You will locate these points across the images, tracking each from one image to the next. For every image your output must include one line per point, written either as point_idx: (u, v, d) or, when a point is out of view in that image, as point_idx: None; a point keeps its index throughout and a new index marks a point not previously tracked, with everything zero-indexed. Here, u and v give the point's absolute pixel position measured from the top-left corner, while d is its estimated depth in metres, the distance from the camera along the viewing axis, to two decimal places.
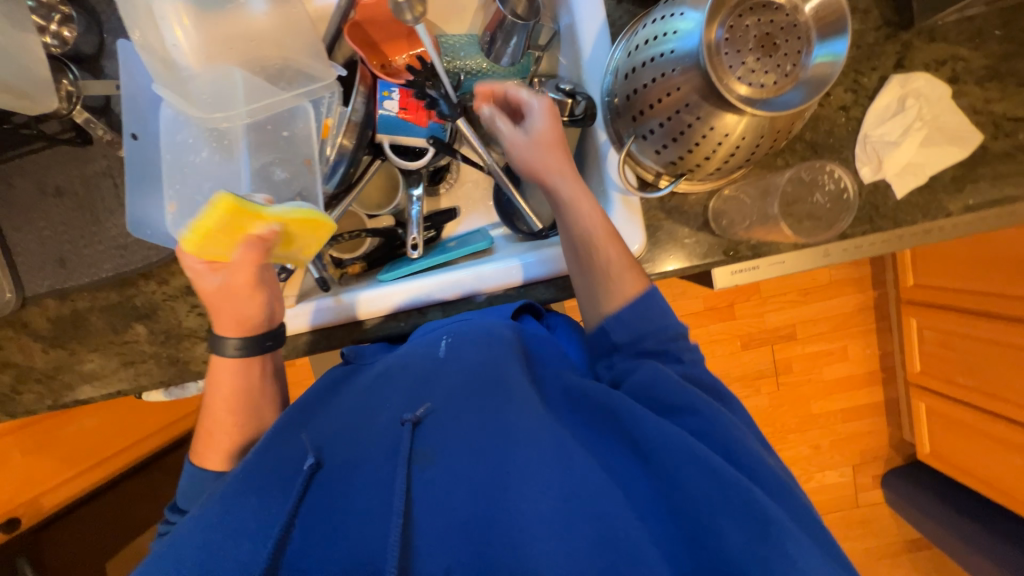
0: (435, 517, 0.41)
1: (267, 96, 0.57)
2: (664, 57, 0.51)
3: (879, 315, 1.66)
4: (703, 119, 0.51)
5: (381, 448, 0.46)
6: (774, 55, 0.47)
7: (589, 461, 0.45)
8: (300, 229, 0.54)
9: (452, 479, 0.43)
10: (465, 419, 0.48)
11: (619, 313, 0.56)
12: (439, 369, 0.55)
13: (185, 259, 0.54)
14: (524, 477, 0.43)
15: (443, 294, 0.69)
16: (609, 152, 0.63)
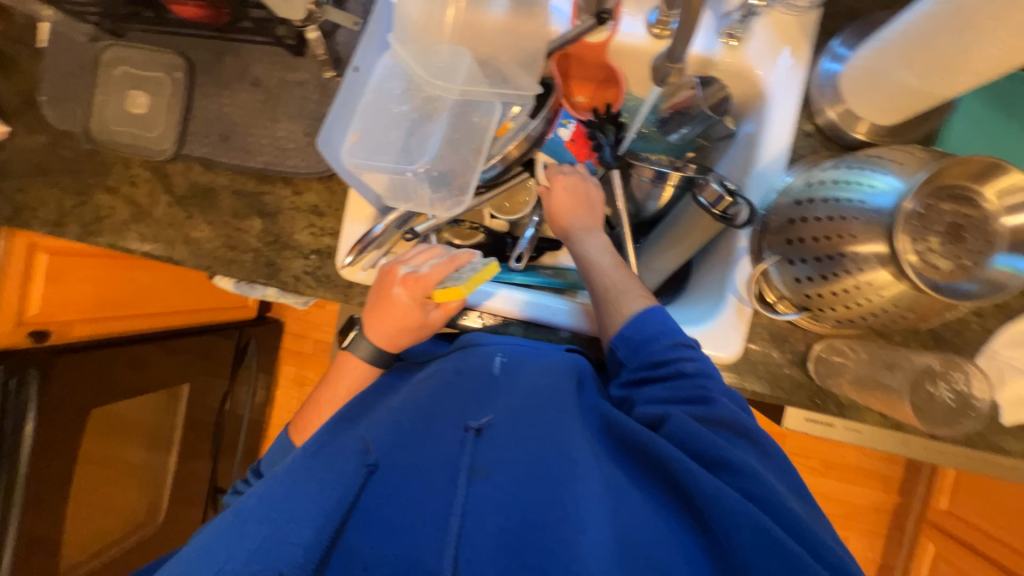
0: (489, 525, 0.46)
1: (478, 85, 0.62)
2: (848, 203, 0.52)
3: (894, 523, 1.57)
4: (862, 273, 0.52)
5: (443, 457, 0.52)
6: (958, 245, 0.48)
7: (637, 504, 0.46)
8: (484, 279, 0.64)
9: (506, 500, 0.47)
10: (523, 446, 0.51)
11: (623, 336, 0.56)
12: (500, 396, 0.57)
13: (404, 290, 0.62)
14: (576, 511, 0.45)
15: (524, 313, 0.70)
16: (742, 259, 0.65)
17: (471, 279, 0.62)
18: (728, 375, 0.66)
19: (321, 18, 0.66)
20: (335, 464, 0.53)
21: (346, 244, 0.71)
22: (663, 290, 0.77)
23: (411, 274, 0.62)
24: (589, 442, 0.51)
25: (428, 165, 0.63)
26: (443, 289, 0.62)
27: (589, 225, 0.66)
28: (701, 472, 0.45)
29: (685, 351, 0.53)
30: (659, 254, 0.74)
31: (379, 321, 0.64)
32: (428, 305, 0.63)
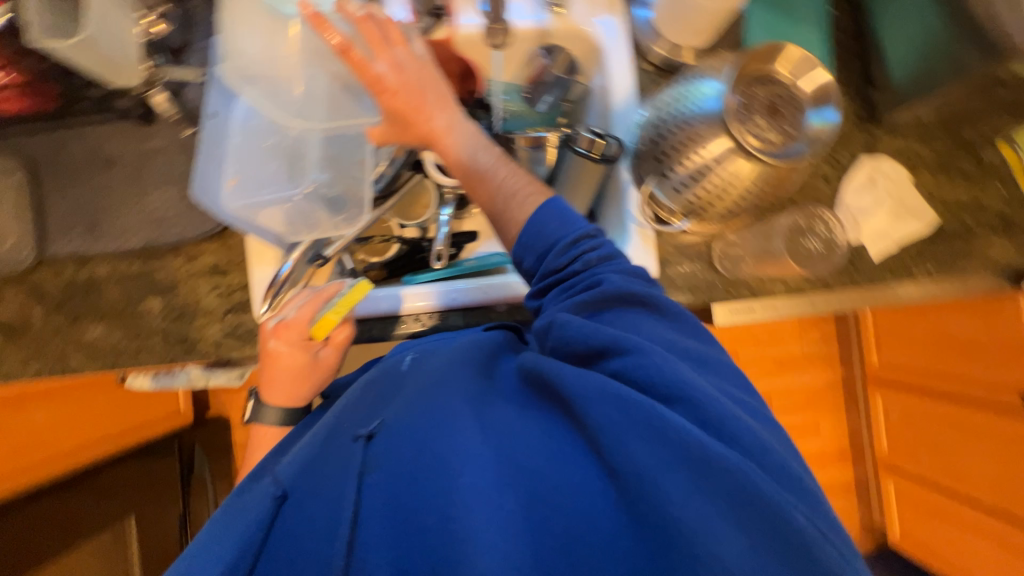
0: (384, 515, 0.44)
1: (343, 101, 0.65)
2: (689, 110, 0.61)
3: (847, 392, 1.77)
4: (720, 164, 0.60)
5: (338, 467, 0.49)
6: (778, 118, 0.58)
7: (524, 427, 0.46)
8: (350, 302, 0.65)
9: (399, 482, 0.45)
10: (414, 421, 0.49)
11: (521, 242, 0.54)
12: (400, 389, 0.56)
13: (281, 340, 0.65)
14: (460, 458, 0.44)
15: (454, 302, 0.72)
16: (629, 189, 0.73)
17: (338, 305, 0.64)
18: None
19: (162, 78, 0.67)
20: (239, 517, 0.49)
21: (260, 291, 0.68)
22: None
23: (281, 323, 0.65)
24: (473, 391, 0.51)
25: (316, 184, 0.64)
26: (315, 324, 0.63)
27: (455, 117, 0.61)
28: (568, 369, 0.46)
29: (580, 245, 0.52)
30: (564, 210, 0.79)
31: (278, 382, 0.68)
32: (311, 346, 0.67)
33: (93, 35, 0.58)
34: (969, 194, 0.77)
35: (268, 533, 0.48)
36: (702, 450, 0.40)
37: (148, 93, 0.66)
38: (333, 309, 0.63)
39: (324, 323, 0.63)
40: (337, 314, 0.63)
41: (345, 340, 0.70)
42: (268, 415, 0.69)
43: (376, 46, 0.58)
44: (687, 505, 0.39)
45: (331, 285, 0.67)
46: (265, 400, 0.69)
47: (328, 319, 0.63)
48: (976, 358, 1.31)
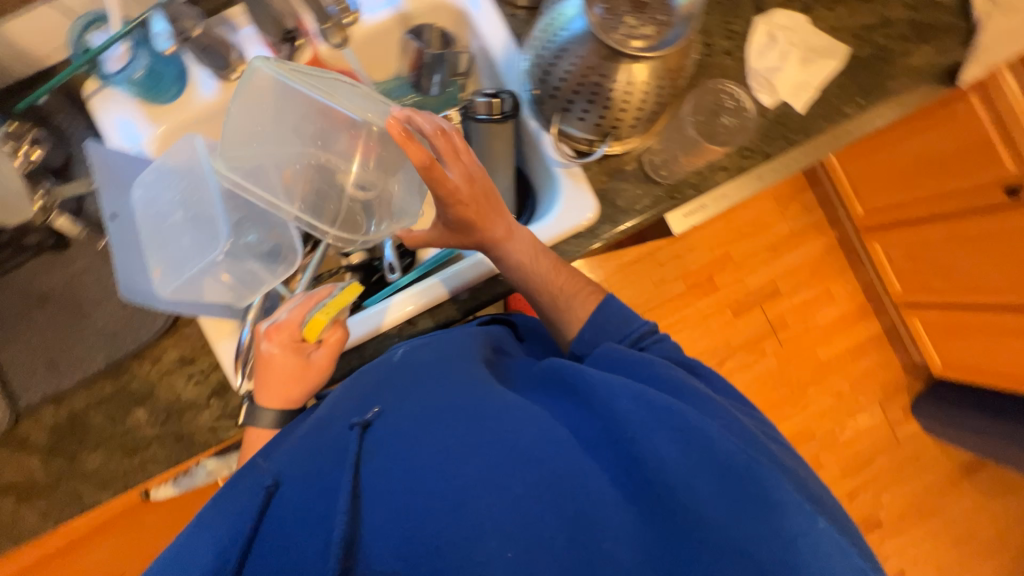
0: (386, 502, 0.45)
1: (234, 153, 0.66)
2: (560, 36, 0.60)
3: (847, 251, 1.76)
4: (607, 76, 0.59)
5: (333, 455, 0.50)
6: (646, 10, 0.56)
7: (541, 418, 0.49)
8: (341, 298, 0.64)
9: (403, 468, 0.46)
10: (416, 413, 0.52)
11: (584, 338, 0.63)
12: (388, 383, 0.58)
13: (270, 342, 0.63)
14: (469, 448, 0.46)
15: (418, 305, 0.72)
16: (542, 135, 0.71)
17: (327, 305, 0.63)
18: (606, 226, 0.73)
19: (57, 201, 0.65)
20: (225, 505, 0.48)
21: (229, 364, 0.68)
22: (521, 206, 0.83)
23: (270, 326, 0.63)
24: (486, 388, 0.54)
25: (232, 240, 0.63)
26: (308, 327, 0.62)
27: (509, 220, 0.63)
28: (590, 369, 0.51)
29: (644, 341, 0.61)
30: (492, 180, 0.78)
31: (266, 386, 0.63)
32: (303, 347, 0.63)
33: None
34: (872, 15, 0.75)
35: (260, 519, 0.47)
36: (707, 445, 0.45)
37: (51, 220, 0.65)
38: (324, 307, 0.63)
39: (316, 324, 0.62)
40: (329, 312, 0.62)
41: (340, 341, 0.65)
42: (262, 418, 0.63)
43: (448, 156, 0.56)
44: (697, 489, 0.42)
45: (324, 290, 0.67)
46: (255, 403, 0.63)
47: (320, 317, 0.62)
48: (947, 172, 1.28)
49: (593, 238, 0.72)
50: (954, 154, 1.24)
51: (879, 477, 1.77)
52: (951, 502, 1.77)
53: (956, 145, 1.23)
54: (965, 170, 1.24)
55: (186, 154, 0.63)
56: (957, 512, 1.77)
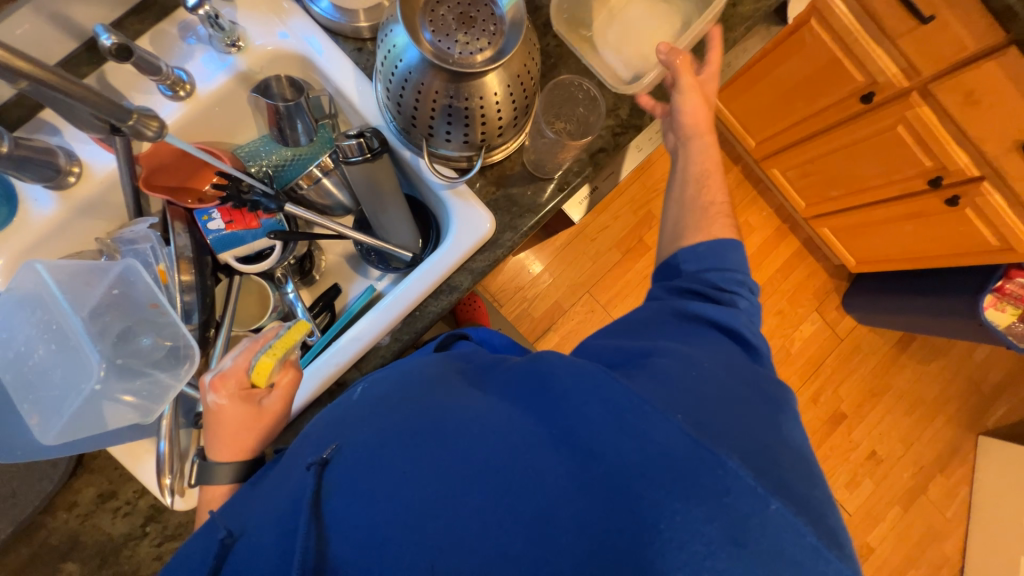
0: (348, 535, 0.44)
1: (91, 272, 0.61)
2: (400, 66, 0.59)
3: (753, 182, 1.88)
4: (456, 95, 0.59)
5: (289, 500, 0.47)
6: (475, 24, 0.56)
7: (501, 424, 0.45)
8: (290, 336, 0.61)
9: (361, 502, 0.44)
10: (373, 439, 0.48)
11: (697, 249, 0.62)
12: (345, 418, 0.54)
13: (217, 392, 0.59)
14: (424, 468, 0.44)
15: (341, 365, 0.69)
16: (419, 163, 0.70)
17: (276, 345, 0.60)
18: (506, 234, 0.73)
19: None
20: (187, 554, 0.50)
21: (153, 483, 0.63)
22: (425, 233, 0.82)
23: (217, 375, 0.59)
24: (448, 401, 0.50)
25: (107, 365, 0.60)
26: (254, 368, 0.58)
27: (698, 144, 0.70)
28: (555, 364, 0.47)
29: (739, 288, 0.59)
30: (389, 216, 0.77)
31: (219, 437, 0.59)
32: (254, 394, 0.59)
33: None
34: None
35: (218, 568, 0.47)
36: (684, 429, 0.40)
37: None
38: (271, 347, 0.60)
39: (264, 365, 0.59)
40: (280, 350, 0.60)
41: (294, 381, 0.62)
42: (217, 474, 0.59)
43: None
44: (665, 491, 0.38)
45: (271, 331, 0.64)
46: (207, 460, 0.59)
47: (265, 359, 0.59)
48: (812, 92, 1.38)
49: (497, 248, 0.73)
50: (812, 76, 1.34)
51: (832, 373, 1.92)
52: (897, 377, 1.96)
53: (811, 68, 1.32)
54: (825, 87, 1.34)
55: (31, 283, 0.57)
56: (904, 383, 1.96)
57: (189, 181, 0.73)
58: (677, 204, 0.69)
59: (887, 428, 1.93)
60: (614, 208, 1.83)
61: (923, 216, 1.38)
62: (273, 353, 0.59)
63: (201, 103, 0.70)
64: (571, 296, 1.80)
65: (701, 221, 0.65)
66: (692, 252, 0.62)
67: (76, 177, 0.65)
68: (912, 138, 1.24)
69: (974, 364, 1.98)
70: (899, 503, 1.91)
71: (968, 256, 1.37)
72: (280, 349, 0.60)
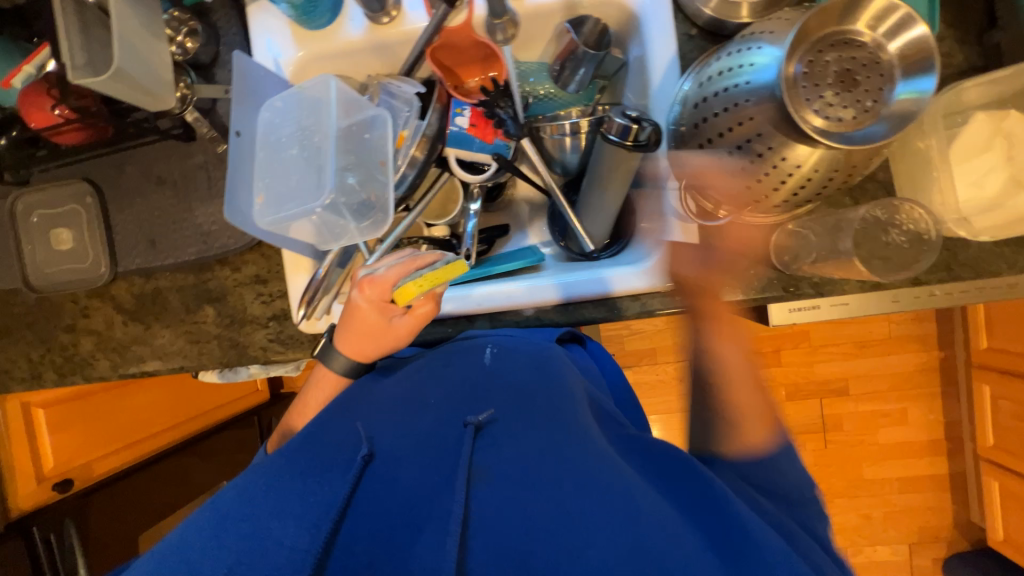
0: (489, 523, 0.47)
1: (361, 105, 0.65)
2: (737, 87, 0.52)
3: (945, 379, 1.55)
4: (774, 150, 0.51)
5: (442, 449, 0.54)
6: (855, 91, 0.47)
7: (632, 475, 0.50)
8: (442, 277, 0.60)
9: (507, 493, 0.49)
10: (524, 439, 0.54)
11: None
12: (480, 386, 0.61)
13: (367, 292, 0.62)
14: (578, 493, 0.48)
15: (482, 305, 0.70)
16: (669, 178, 0.64)
17: (425, 276, 0.59)
18: None
19: (194, 97, 0.69)
20: (312, 457, 0.53)
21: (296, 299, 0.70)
22: (614, 236, 0.78)
23: (367, 280, 0.62)
24: (585, 436, 0.54)
25: (333, 196, 0.62)
26: (400, 291, 0.59)
27: None
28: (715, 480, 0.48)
29: None
30: (603, 203, 0.73)
31: (350, 332, 0.65)
32: (390, 309, 0.63)
33: (123, 65, 0.56)
34: None
35: (351, 490, 0.50)
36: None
37: (184, 113, 0.68)
38: (416, 278, 0.59)
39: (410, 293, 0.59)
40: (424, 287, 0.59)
41: (427, 315, 0.64)
42: (334, 361, 0.66)
43: None
44: None
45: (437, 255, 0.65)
46: (334, 346, 0.66)
47: (413, 288, 0.59)
48: None
49: (678, 300, 0.67)
50: None
51: None
52: None
53: None
54: None
55: (320, 90, 0.63)
56: None
57: (461, 69, 0.75)
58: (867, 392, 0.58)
59: None
60: None
61: None
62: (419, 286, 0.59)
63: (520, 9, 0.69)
64: (671, 353, 1.68)
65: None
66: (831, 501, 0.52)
67: (388, 19, 0.69)
68: None
69: None
70: None
71: None
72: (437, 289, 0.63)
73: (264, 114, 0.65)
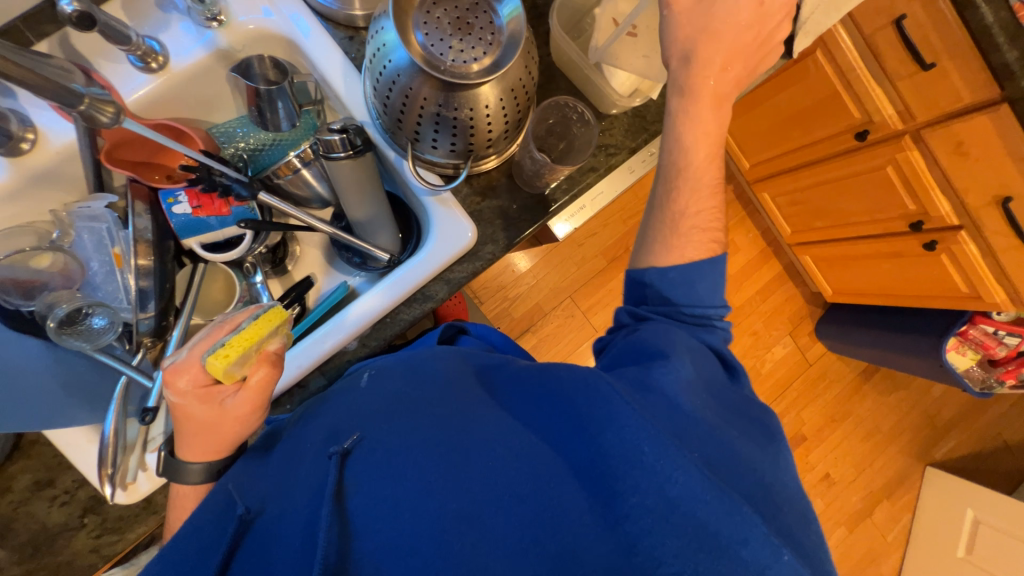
0: (370, 524, 0.48)
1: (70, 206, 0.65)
2: (388, 67, 0.57)
3: (744, 202, 1.89)
4: (445, 104, 0.56)
5: (314, 487, 0.51)
6: (473, 31, 0.54)
7: (542, 447, 0.49)
8: (261, 328, 0.56)
9: (382, 492, 0.49)
10: (407, 442, 0.52)
11: (666, 274, 0.59)
12: (354, 402, 0.59)
13: (182, 385, 0.54)
14: (471, 485, 0.47)
15: (307, 364, 0.67)
16: (402, 165, 0.68)
17: (231, 343, 0.54)
18: (487, 246, 0.71)
19: None
20: (198, 534, 0.50)
21: (95, 475, 0.61)
22: (405, 233, 0.79)
23: (170, 370, 0.54)
24: (496, 423, 0.52)
25: (53, 295, 0.63)
26: (218, 360, 0.53)
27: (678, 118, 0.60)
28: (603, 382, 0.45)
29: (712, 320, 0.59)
30: (368, 214, 0.74)
31: (192, 437, 0.56)
32: (216, 392, 0.54)
33: None
34: None
35: (231, 550, 0.49)
36: (716, 475, 0.42)
37: None
38: (240, 332, 0.55)
39: (241, 343, 0.54)
40: (243, 341, 0.54)
41: (265, 382, 0.56)
42: (187, 474, 0.57)
43: None
44: (699, 515, 0.40)
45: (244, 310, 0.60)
46: (175, 456, 0.57)
47: (240, 343, 0.54)
48: (810, 123, 1.37)
49: (477, 258, 0.71)
50: (812, 107, 1.33)
51: (798, 398, 1.98)
52: (858, 405, 2.02)
53: (814, 97, 1.30)
54: (822, 119, 1.33)
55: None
56: (865, 412, 2.02)
57: (156, 158, 0.69)
58: (651, 207, 0.63)
59: (843, 452, 2.00)
60: (603, 214, 1.82)
61: (901, 256, 1.40)
62: (243, 342, 0.54)
63: (174, 78, 0.65)
64: (552, 299, 1.79)
65: (673, 239, 0.60)
66: (662, 277, 0.59)
67: (29, 144, 0.60)
68: (902, 180, 1.24)
69: (932, 398, 2.05)
70: (846, 525, 1.99)
71: (936, 300, 1.41)
72: (272, 342, 0.58)
73: None
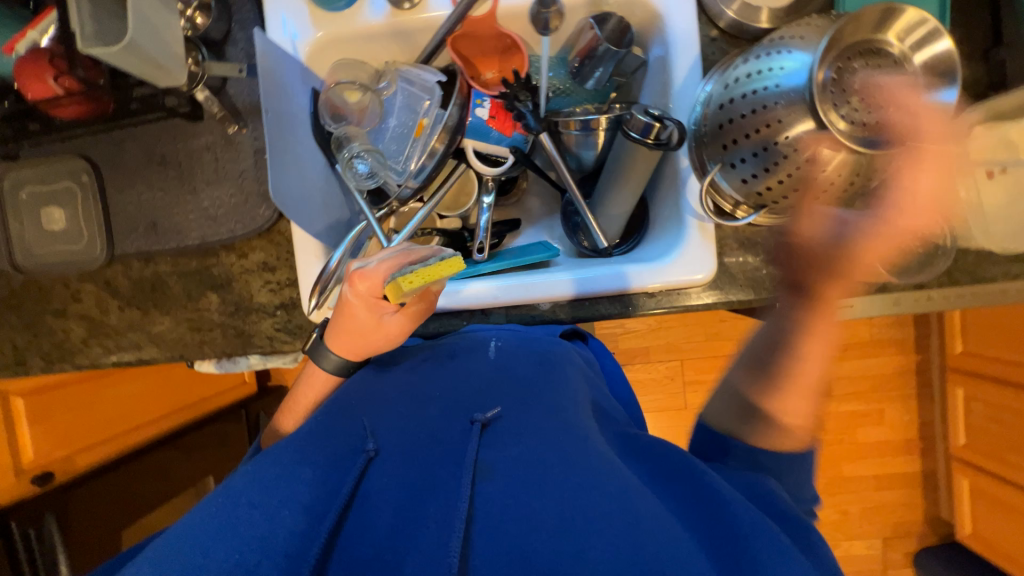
0: (505, 531, 0.42)
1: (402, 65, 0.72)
2: (766, 90, 0.54)
3: (921, 379, 1.59)
4: (799, 151, 0.53)
5: (450, 450, 0.51)
6: (879, 101, 0.51)
7: (660, 521, 0.41)
8: (444, 271, 0.53)
9: (512, 490, 0.46)
10: (535, 446, 0.50)
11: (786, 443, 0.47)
12: (495, 377, 0.61)
13: (356, 289, 0.57)
14: (590, 526, 0.40)
15: (505, 292, 0.69)
16: (688, 178, 0.66)
17: (417, 272, 0.52)
18: (711, 291, 0.68)
19: (205, 74, 0.67)
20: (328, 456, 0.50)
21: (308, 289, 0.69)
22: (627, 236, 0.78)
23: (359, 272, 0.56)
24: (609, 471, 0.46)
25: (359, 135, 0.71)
26: (398, 284, 0.52)
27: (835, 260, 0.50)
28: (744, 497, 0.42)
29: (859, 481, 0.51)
30: (618, 200, 0.72)
31: (346, 332, 0.61)
32: (383, 306, 0.58)
33: (136, 38, 0.55)
34: None
35: (359, 484, 0.48)
36: None
37: (193, 92, 0.67)
38: (427, 265, 0.53)
39: (423, 276, 0.52)
40: (429, 276, 0.52)
41: (421, 313, 0.61)
42: (324, 359, 0.63)
43: None
44: None
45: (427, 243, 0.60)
46: (324, 343, 0.63)
47: (424, 276, 0.52)
48: None
49: (693, 297, 0.68)
50: None
51: None
52: None
53: None
54: None
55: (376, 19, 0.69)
56: None
57: (478, 59, 0.75)
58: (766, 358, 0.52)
59: None
60: None
61: None
62: (427, 276, 0.52)
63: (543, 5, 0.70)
64: (661, 351, 1.68)
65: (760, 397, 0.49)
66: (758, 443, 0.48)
67: (410, 5, 0.68)
68: None
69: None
70: None
71: None
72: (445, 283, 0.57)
73: (300, 93, 0.70)
